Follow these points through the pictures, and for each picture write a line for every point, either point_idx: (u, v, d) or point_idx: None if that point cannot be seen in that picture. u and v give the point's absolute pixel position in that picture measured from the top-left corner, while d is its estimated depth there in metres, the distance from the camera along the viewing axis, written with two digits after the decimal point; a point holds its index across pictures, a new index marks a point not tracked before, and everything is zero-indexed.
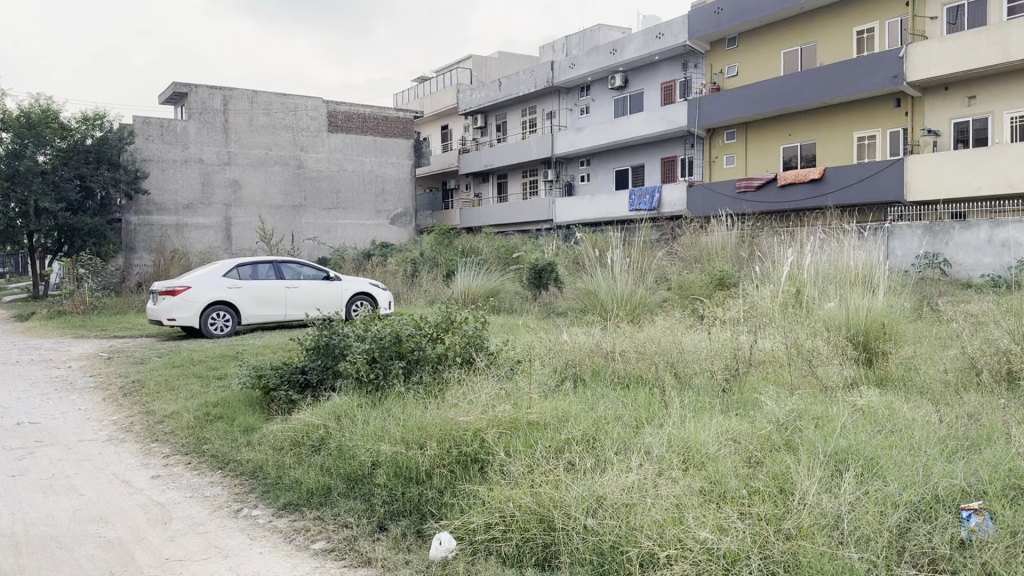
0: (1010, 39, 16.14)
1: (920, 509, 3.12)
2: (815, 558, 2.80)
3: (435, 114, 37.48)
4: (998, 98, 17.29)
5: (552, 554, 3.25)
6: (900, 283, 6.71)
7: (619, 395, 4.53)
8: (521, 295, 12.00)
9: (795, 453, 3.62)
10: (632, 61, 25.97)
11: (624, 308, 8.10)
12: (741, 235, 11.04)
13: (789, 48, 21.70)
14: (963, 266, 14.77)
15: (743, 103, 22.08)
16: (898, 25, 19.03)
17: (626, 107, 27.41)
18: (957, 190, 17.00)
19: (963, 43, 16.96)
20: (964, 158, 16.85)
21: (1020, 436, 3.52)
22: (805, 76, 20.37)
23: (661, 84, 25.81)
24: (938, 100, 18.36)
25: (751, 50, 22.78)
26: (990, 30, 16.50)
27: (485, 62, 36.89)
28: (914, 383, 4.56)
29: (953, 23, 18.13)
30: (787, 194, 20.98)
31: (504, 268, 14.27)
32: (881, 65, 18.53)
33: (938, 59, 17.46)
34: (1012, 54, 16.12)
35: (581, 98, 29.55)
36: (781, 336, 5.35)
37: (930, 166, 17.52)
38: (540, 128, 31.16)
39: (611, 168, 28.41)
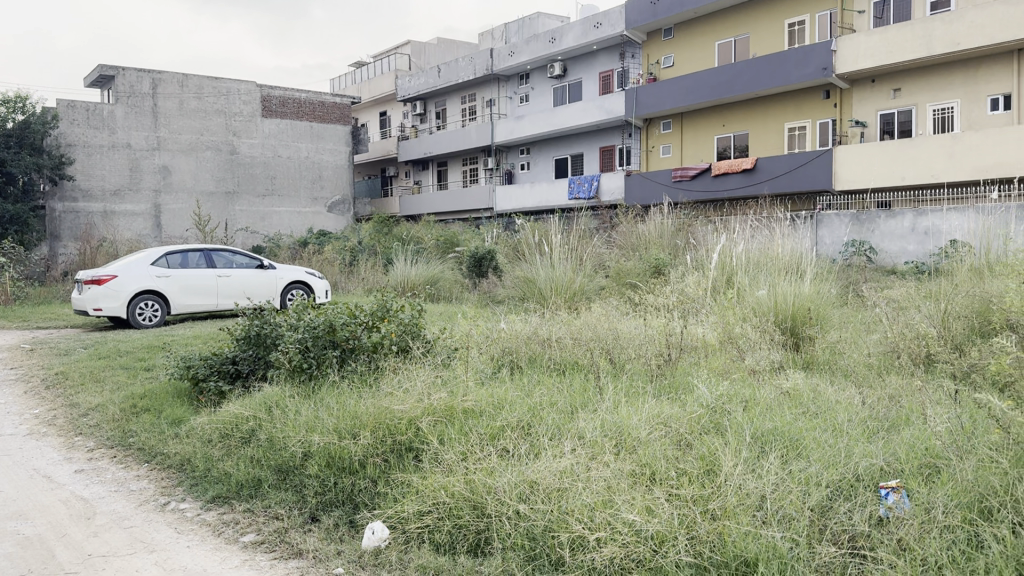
0: (932, 34, 16.67)
1: (840, 489, 3.23)
2: (738, 537, 2.89)
3: (373, 100, 37.08)
4: (921, 91, 17.82)
5: (485, 539, 3.26)
6: (827, 270, 6.88)
7: (555, 381, 4.56)
8: (461, 283, 11.96)
9: (723, 435, 3.70)
10: (570, 49, 26.06)
11: (562, 295, 8.16)
12: (679, 224, 11.17)
13: (723, 39, 22.07)
14: (888, 253, 15.21)
15: (680, 94, 22.37)
16: (827, 18, 19.49)
17: (565, 96, 27.53)
18: (883, 179, 17.53)
19: (890, 36, 17.38)
20: (889, 149, 17.37)
21: (935, 416, 3.63)
22: (738, 67, 20.75)
23: (599, 74, 25.99)
24: (866, 93, 18.89)
25: (687, 41, 23.11)
26: (913, 25, 17.00)
27: (424, 48, 36.63)
28: (839, 366, 4.69)
29: (880, 18, 18.53)
30: (720, 183, 21.40)
31: (444, 256, 14.22)
32: (810, 58, 18.96)
33: (865, 53, 17.91)
34: (934, 48, 16.66)
35: (521, 86, 29.57)
36: (713, 323, 5.43)
37: (857, 157, 18.03)
38: (480, 115, 31.05)
39: (551, 157, 28.49)
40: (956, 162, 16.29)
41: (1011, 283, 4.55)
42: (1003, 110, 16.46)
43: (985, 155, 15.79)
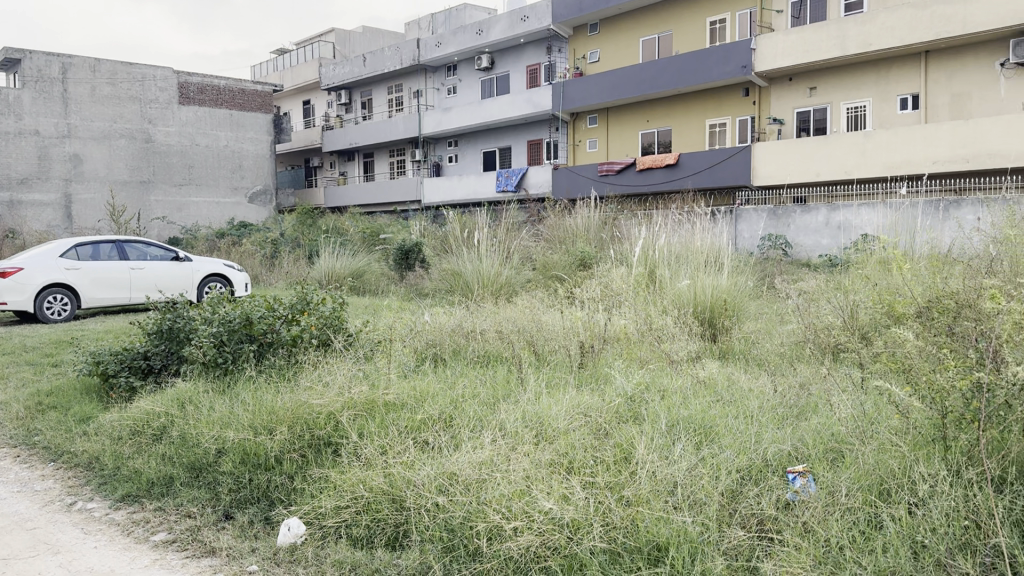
0: (846, 34, 17.24)
1: (749, 474, 3.34)
2: (652, 523, 2.97)
3: (297, 89, 36.42)
4: (835, 90, 18.46)
5: (403, 533, 3.24)
6: (743, 263, 7.07)
7: (478, 373, 4.58)
8: (387, 277, 11.83)
9: (640, 423, 3.79)
10: (497, 42, 26.09)
11: (488, 287, 8.17)
12: (605, 218, 11.32)
13: (647, 36, 22.45)
14: (804, 247, 15.69)
15: (607, 89, 22.63)
16: (747, 17, 20.04)
17: (493, 88, 27.55)
18: (799, 175, 18.09)
19: (805, 35, 17.92)
20: (805, 145, 17.92)
21: (839, 402, 3.78)
22: (662, 64, 21.11)
23: (527, 67, 26.15)
24: (783, 91, 19.47)
25: (614, 37, 23.40)
26: (828, 25, 17.54)
27: (348, 36, 36.13)
28: (753, 356, 4.84)
29: (797, 17, 19.13)
30: (645, 178, 21.81)
31: (370, 249, 14.08)
32: (731, 56, 19.42)
33: (783, 51, 18.43)
34: (847, 49, 17.23)
35: (449, 78, 29.43)
36: (634, 314, 5.53)
37: (775, 154, 18.58)
38: (407, 106, 30.81)
39: (479, 150, 28.45)
40: (869, 159, 16.84)
41: (913, 274, 4.73)
42: (912, 109, 17.15)
43: (895, 152, 16.40)
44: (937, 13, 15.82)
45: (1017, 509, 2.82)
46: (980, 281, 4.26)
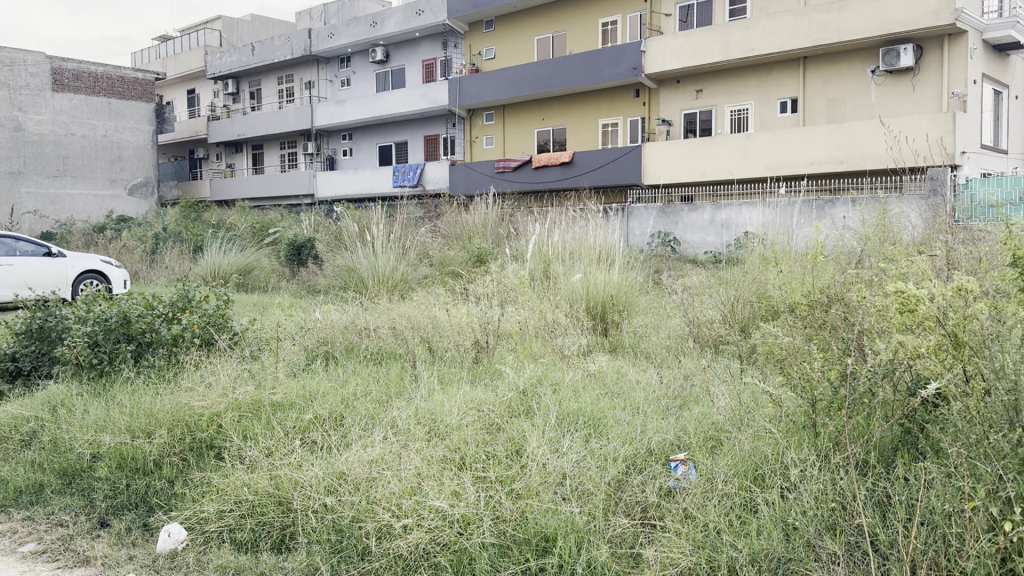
0: (730, 39, 17.94)
1: (635, 463, 3.46)
2: (540, 515, 3.04)
3: (181, 77, 35.03)
4: (720, 93, 19.22)
5: (289, 535, 3.18)
6: (634, 258, 7.27)
7: (370, 370, 4.54)
8: (278, 273, 11.57)
9: (532, 417, 3.85)
10: (392, 35, 25.87)
11: (384, 284, 8.11)
12: (502, 214, 11.43)
13: (542, 35, 22.79)
14: (690, 244, 16.24)
15: (502, 86, 22.77)
16: (637, 20, 20.68)
17: (388, 81, 27.27)
18: (687, 175, 18.77)
19: (693, 40, 18.57)
20: (693, 146, 18.58)
21: (719, 393, 3.95)
22: (556, 63, 21.43)
23: (422, 61, 26.10)
24: (670, 93, 20.15)
25: (510, 34, 23.60)
26: (714, 30, 18.20)
27: (236, 24, 34.94)
28: (641, 349, 5.00)
29: (685, 21, 19.84)
30: (540, 175, 22.13)
31: (259, 244, 13.70)
32: (622, 57, 19.95)
33: (671, 54, 19.05)
34: (732, 52, 17.92)
35: (342, 70, 28.95)
36: (529, 310, 5.61)
37: (664, 154, 19.24)
38: (298, 98, 30.09)
39: (375, 143, 28.13)
40: (751, 160, 17.60)
41: (791, 272, 4.97)
42: (790, 113, 18.00)
43: (775, 153, 17.18)
44: (814, 21, 16.58)
45: (878, 490, 3.03)
46: (846, 275, 4.51)
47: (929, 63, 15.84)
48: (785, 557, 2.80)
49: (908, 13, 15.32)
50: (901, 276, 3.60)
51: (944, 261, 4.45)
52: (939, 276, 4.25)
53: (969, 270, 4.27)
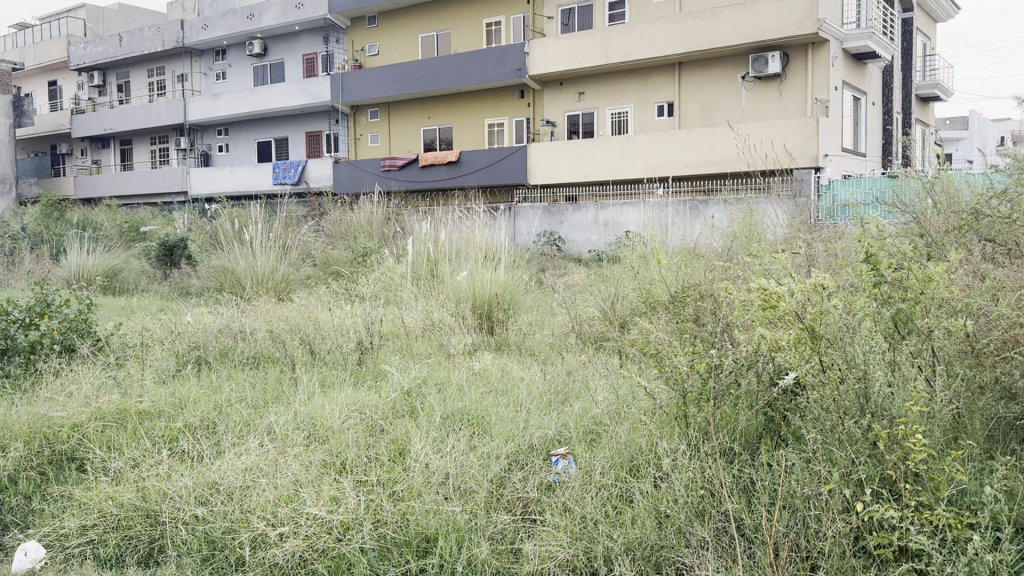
0: (609, 43, 18.41)
1: (517, 459, 3.51)
2: (421, 515, 3.04)
3: (40, 67, 32.99)
4: (601, 95, 19.71)
5: (159, 548, 3.04)
6: (518, 257, 7.38)
7: (247, 375, 4.42)
8: (148, 274, 11.04)
9: (416, 418, 3.84)
10: (270, 28, 25.28)
11: (264, 285, 7.90)
12: (388, 213, 11.38)
13: (425, 33, 22.78)
14: (575, 243, 16.54)
15: (386, 83, 22.54)
16: (520, 21, 21.02)
17: (267, 76, 26.61)
18: (572, 175, 19.15)
19: (575, 43, 18.99)
20: (577, 146, 18.96)
21: (598, 390, 4.04)
22: (441, 61, 21.42)
23: (303, 56, 25.65)
24: (554, 94, 20.51)
25: (394, 31, 23.41)
26: (594, 34, 18.65)
27: (100, 12, 33.13)
28: (526, 347, 5.08)
29: (567, 24, 20.28)
30: (426, 174, 22.04)
31: (128, 245, 13.04)
32: (507, 57, 20.15)
33: (553, 56, 19.40)
34: (611, 56, 18.40)
35: (216, 63, 28.01)
36: (415, 310, 5.61)
37: (547, 154, 19.56)
38: (169, 91, 28.85)
39: (252, 139, 27.32)
40: (631, 161, 18.13)
41: (667, 269, 5.16)
42: (667, 116, 18.67)
43: (653, 155, 17.78)
44: (689, 28, 17.20)
45: (743, 477, 3.17)
46: (715, 272, 4.75)
47: (795, 70, 16.71)
48: (658, 544, 2.91)
49: (775, 22, 16.08)
50: (762, 273, 3.80)
51: (803, 258, 4.73)
52: (801, 272, 4.53)
53: (825, 267, 4.56)
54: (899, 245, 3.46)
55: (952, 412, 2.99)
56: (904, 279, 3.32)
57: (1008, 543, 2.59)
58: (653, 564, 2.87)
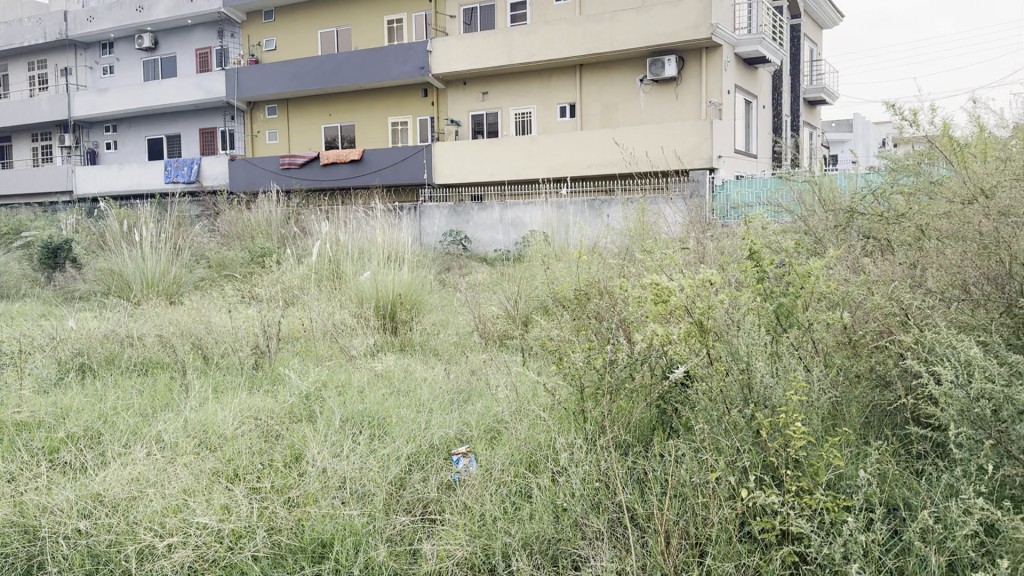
0: (511, 43, 18.52)
1: (418, 459, 3.50)
2: (317, 520, 2.99)
3: None
4: (504, 95, 19.79)
5: (37, 564, 2.85)
6: (419, 257, 7.38)
7: (135, 382, 4.27)
8: (31, 278, 10.50)
9: (314, 422, 3.78)
10: (161, 21, 24.57)
11: (156, 288, 7.63)
12: (287, 212, 11.20)
13: (324, 28, 22.48)
14: (481, 243, 16.55)
15: (286, 80, 22.07)
16: (423, 19, 21.07)
17: (157, 70, 25.81)
18: (477, 174, 19.20)
19: (476, 42, 19.05)
20: (481, 146, 19.03)
21: (496, 389, 4.08)
22: (342, 58, 21.15)
23: (196, 50, 25.02)
24: (458, 94, 20.45)
25: (294, 27, 22.99)
26: (496, 34, 18.73)
27: None
28: (430, 346, 5.08)
29: (469, 23, 20.39)
30: (328, 173, 21.62)
31: (7, 248, 12.35)
32: (409, 55, 20.07)
33: (456, 56, 19.40)
34: (514, 56, 18.52)
35: (103, 57, 26.94)
36: (315, 312, 5.52)
37: (451, 153, 19.56)
38: (52, 85, 27.54)
39: (143, 136, 26.43)
40: (535, 160, 18.31)
41: (568, 270, 5.26)
42: (569, 117, 18.94)
43: (556, 155, 18.00)
44: (589, 30, 17.53)
45: (638, 468, 3.25)
46: (609, 270, 4.89)
47: (689, 74, 17.25)
48: (556, 538, 2.95)
49: (670, 27, 16.58)
50: (654, 270, 3.90)
51: (695, 255, 4.92)
52: (693, 269, 4.69)
53: (714, 265, 4.75)
54: (781, 243, 3.60)
55: (830, 401, 3.13)
56: (786, 273, 3.45)
57: (879, 523, 2.72)
58: (549, 556, 2.90)
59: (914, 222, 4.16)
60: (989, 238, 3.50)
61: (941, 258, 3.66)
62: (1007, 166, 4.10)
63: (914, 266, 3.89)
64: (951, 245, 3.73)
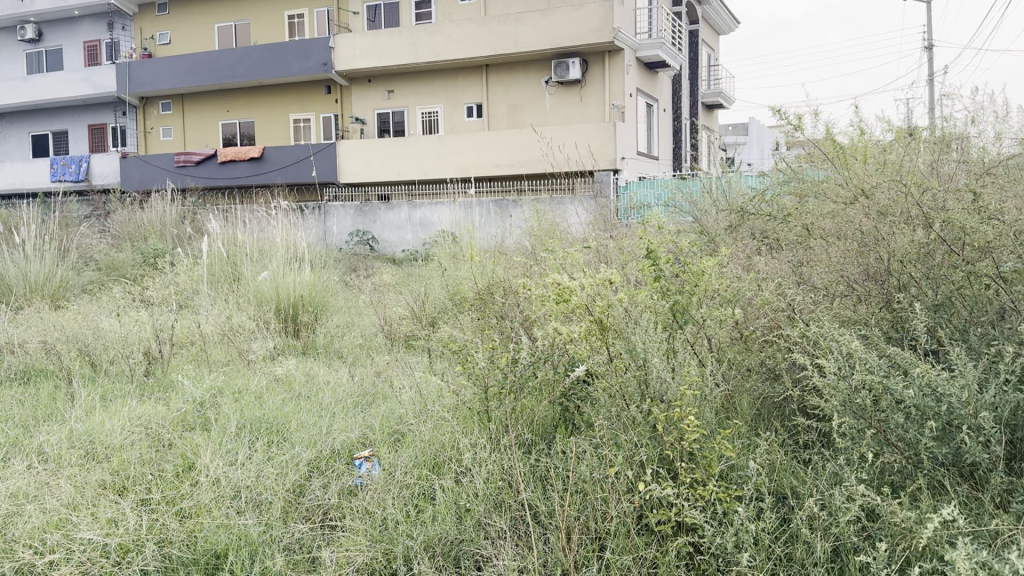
0: (416, 41, 18.39)
1: (319, 465, 3.43)
2: (211, 531, 2.89)
3: None
4: (409, 94, 19.62)
5: None
6: (318, 259, 7.27)
7: (15, 392, 4.06)
8: None
9: (208, 430, 3.66)
10: (46, 12, 23.52)
11: (40, 291, 7.26)
12: (183, 212, 10.84)
13: (222, 23, 21.92)
14: (388, 243, 16.40)
15: (182, 75, 21.33)
16: (324, 15, 20.81)
17: (42, 63, 24.82)
18: (383, 173, 18.99)
19: (381, 39, 18.81)
20: (387, 144, 18.83)
21: (397, 392, 4.05)
22: (242, 53, 20.59)
23: (84, 43, 24.09)
24: (362, 91, 20.23)
25: (190, 20, 22.27)
26: (401, 32, 18.55)
27: None
28: (332, 349, 5.02)
29: (373, 21, 20.19)
30: (226, 171, 21.07)
31: None
32: (311, 52, 19.73)
33: (360, 53, 19.13)
34: (419, 55, 18.39)
35: None
36: (213, 316, 5.36)
37: (357, 152, 19.26)
38: None
39: (27, 132, 25.34)
40: (444, 159, 18.25)
41: (471, 269, 5.28)
42: (476, 117, 18.95)
43: (464, 155, 18.01)
44: (494, 31, 17.58)
45: (540, 466, 3.27)
46: (514, 272, 4.96)
47: (593, 76, 17.55)
48: (458, 539, 2.92)
49: (572, 31, 16.81)
50: (555, 269, 3.94)
51: (596, 255, 5.05)
52: (594, 268, 4.82)
53: (614, 265, 4.86)
54: (675, 241, 3.70)
55: (722, 395, 3.23)
56: (681, 271, 3.54)
57: (768, 511, 2.82)
58: (453, 557, 2.87)
59: (801, 222, 4.35)
60: (868, 236, 3.73)
61: (825, 257, 3.88)
62: (881, 169, 4.32)
63: (800, 264, 4.09)
64: (834, 243, 3.95)
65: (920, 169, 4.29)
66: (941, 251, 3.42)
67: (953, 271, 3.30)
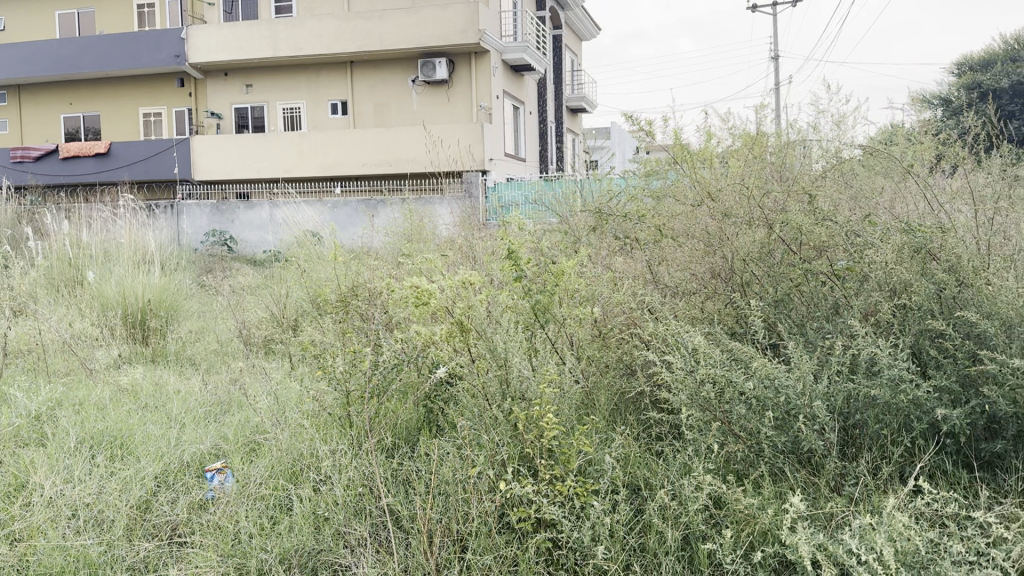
0: (277, 35, 17.81)
1: (166, 478, 3.28)
2: (46, 553, 2.69)
3: None
4: (268, 89, 18.95)
5: None
6: (168, 261, 6.99)
7: None
8: None
9: (44, 444, 3.44)
10: None
11: None
12: (19, 213, 10.12)
13: (64, 10, 20.69)
14: (248, 243, 15.87)
15: (18, 64, 19.92)
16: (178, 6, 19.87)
17: None
18: (240, 171, 18.31)
19: (238, 32, 18.00)
20: (246, 141, 18.18)
21: (252, 400, 3.93)
22: (87, 42, 19.49)
23: None
24: (218, 84, 19.26)
25: (28, 7, 20.93)
26: (261, 25, 17.87)
27: None
28: (185, 357, 4.83)
29: (229, 12, 19.09)
30: (70, 167, 19.89)
31: None
32: (163, 43, 18.81)
33: (217, 45, 18.26)
34: (280, 49, 17.83)
35: None
36: (49, 322, 5.01)
37: (215, 148, 18.49)
38: None
39: None
40: (308, 158, 17.82)
41: (332, 272, 5.22)
42: (341, 114, 18.56)
43: (326, 153, 17.65)
44: (359, 27, 17.31)
45: (402, 469, 3.23)
46: (376, 274, 4.93)
47: (460, 77, 17.64)
48: (316, 548, 2.84)
49: (442, 29, 16.79)
50: (417, 271, 3.94)
51: (459, 256, 5.12)
52: (455, 269, 4.88)
53: (476, 264, 4.94)
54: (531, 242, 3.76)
55: (578, 391, 3.32)
56: (540, 271, 3.59)
57: (622, 503, 2.88)
58: (310, 569, 2.78)
59: (650, 223, 4.52)
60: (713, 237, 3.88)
61: (677, 257, 4.05)
62: (726, 176, 4.53)
63: (651, 263, 4.28)
64: (683, 244, 4.13)
65: (759, 175, 4.53)
66: (780, 251, 3.66)
67: (790, 269, 3.53)
